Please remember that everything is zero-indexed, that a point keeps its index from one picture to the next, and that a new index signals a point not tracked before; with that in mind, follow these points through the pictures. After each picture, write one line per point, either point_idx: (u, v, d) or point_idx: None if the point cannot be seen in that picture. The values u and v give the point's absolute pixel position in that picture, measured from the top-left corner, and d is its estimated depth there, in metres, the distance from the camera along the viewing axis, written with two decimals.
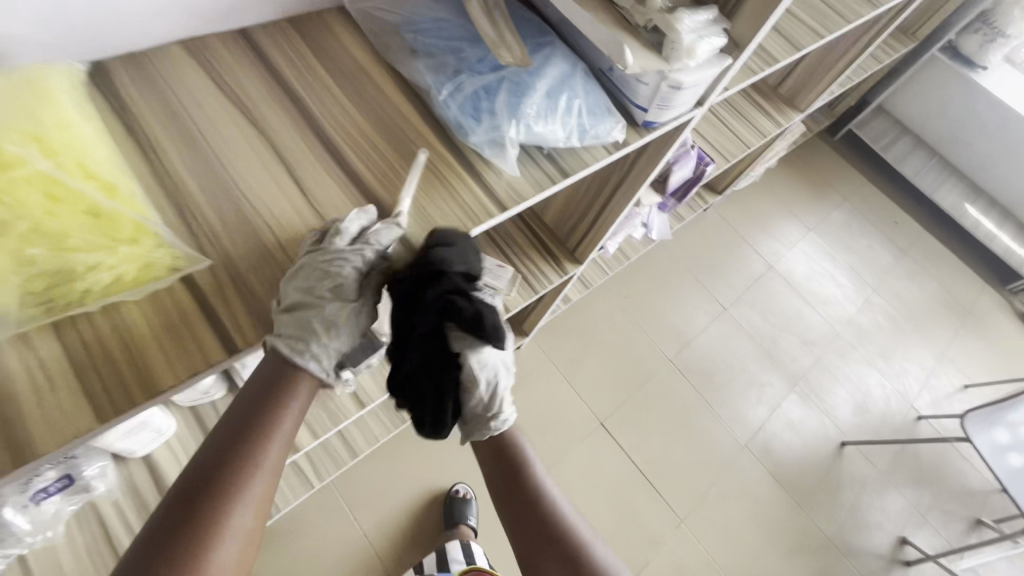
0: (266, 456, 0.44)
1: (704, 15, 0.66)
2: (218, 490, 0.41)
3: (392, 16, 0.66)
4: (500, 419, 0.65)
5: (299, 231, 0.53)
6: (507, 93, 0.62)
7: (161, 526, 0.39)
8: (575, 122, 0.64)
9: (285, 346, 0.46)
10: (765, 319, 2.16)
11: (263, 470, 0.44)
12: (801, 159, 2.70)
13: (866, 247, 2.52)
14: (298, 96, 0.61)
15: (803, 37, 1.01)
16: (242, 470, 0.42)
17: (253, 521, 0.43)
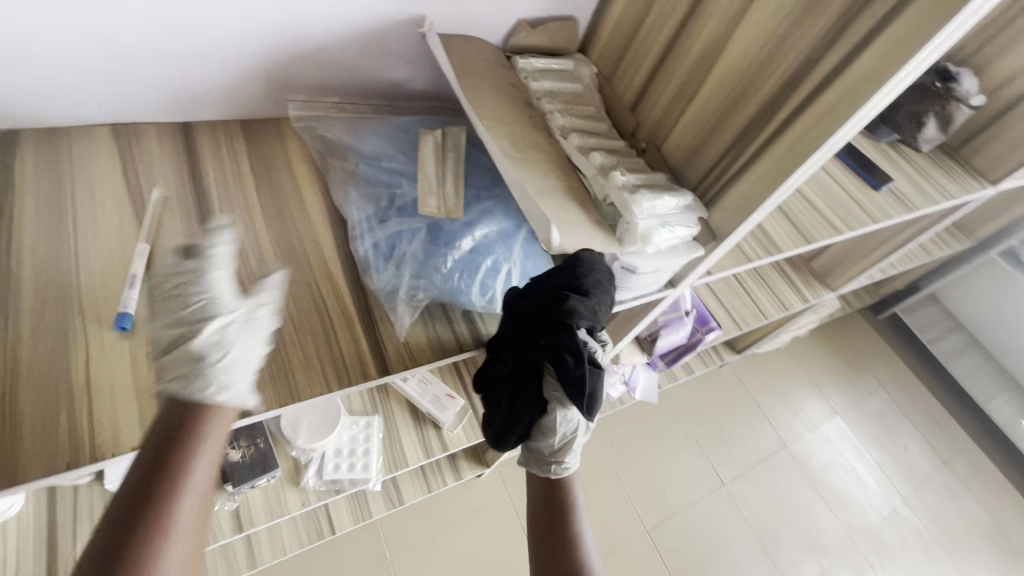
0: (182, 509, 0.39)
1: (676, 200, 0.59)
2: (134, 550, 0.37)
3: (343, 141, 0.63)
4: (562, 466, 0.62)
5: (123, 356, 0.45)
6: (425, 241, 0.57)
7: None
8: (500, 287, 0.60)
9: (175, 387, 0.43)
10: (768, 506, 1.89)
11: (186, 515, 0.39)
12: (839, 331, 2.52)
13: (901, 446, 2.24)
14: (208, 202, 0.57)
15: (818, 229, 0.92)
16: (157, 520, 0.38)
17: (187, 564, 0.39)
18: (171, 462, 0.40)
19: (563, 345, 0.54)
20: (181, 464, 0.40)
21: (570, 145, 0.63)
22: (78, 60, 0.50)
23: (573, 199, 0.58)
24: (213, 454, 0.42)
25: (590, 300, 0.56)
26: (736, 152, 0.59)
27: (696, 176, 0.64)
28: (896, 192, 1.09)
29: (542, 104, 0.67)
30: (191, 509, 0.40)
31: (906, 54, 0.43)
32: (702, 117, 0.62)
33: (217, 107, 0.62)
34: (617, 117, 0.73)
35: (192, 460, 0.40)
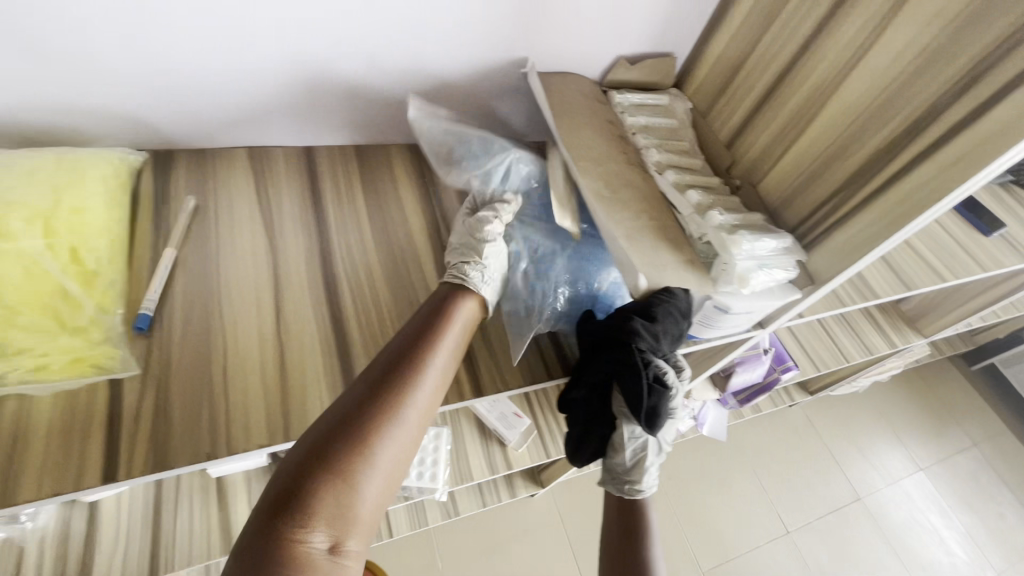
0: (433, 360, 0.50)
1: (776, 243, 0.58)
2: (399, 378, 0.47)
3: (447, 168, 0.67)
4: (637, 485, 0.63)
5: (252, 359, 0.50)
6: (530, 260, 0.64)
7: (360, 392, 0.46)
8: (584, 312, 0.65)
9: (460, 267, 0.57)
10: (837, 561, 1.77)
11: (405, 418, 0.46)
12: (925, 378, 2.32)
13: (995, 513, 2.03)
14: (326, 220, 0.62)
15: (918, 275, 0.87)
16: (386, 409, 0.45)
17: (394, 464, 0.45)
18: (407, 367, 0.47)
19: (625, 366, 0.55)
20: (412, 372, 0.47)
21: (665, 182, 0.64)
22: (232, 89, 0.57)
23: (668, 237, 0.59)
24: (435, 377, 0.49)
25: (655, 322, 0.55)
26: (842, 197, 0.58)
27: (795, 219, 0.63)
28: (1008, 238, 1.01)
29: (637, 139, 0.68)
30: (410, 415, 0.46)
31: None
32: (804, 160, 0.61)
33: (337, 133, 0.68)
34: (711, 153, 0.73)
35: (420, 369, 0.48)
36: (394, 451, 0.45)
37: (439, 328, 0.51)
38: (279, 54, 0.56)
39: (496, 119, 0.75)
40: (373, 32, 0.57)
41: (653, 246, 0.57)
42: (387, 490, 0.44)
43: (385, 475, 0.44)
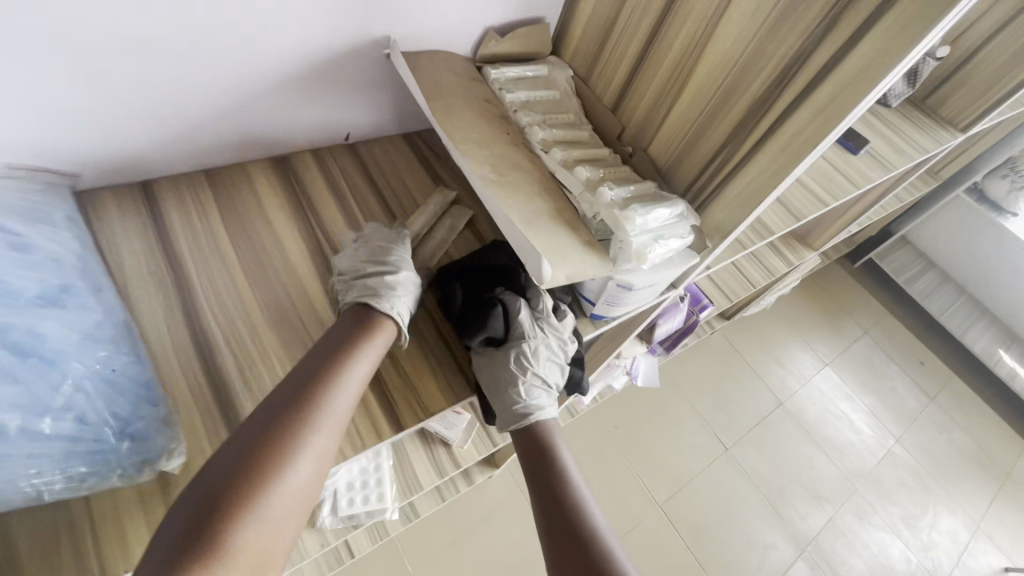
0: (335, 404, 0.41)
1: (668, 211, 0.57)
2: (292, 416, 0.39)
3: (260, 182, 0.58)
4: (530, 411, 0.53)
5: None
6: None
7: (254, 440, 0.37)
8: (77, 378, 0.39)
9: None
10: (771, 463, 1.95)
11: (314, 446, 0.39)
12: (819, 282, 2.57)
13: (889, 389, 2.32)
14: (182, 266, 0.53)
15: (804, 205, 0.92)
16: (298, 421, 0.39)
17: (312, 479, 0.39)
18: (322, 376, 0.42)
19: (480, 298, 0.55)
20: (334, 372, 0.43)
21: (553, 161, 0.60)
22: (16, 121, 0.46)
23: (569, 218, 0.56)
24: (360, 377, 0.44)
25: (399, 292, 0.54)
26: (729, 150, 0.57)
27: (687, 178, 0.63)
28: (873, 154, 1.09)
29: (520, 117, 0.64)
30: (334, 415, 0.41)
31: (902, 46, 0.42)
32: (688, 117, 0.60)
33: (178, 157, 0.58)
34: (599, 122, 0.71)
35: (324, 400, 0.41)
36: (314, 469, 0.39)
37: (366, 332, 0.46)
38: (61, 69, 0.45)
39: (365, 114, 0.67)
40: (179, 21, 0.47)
41: (556, 231, 0.53)
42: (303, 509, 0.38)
43: (296, 518, 0.37)
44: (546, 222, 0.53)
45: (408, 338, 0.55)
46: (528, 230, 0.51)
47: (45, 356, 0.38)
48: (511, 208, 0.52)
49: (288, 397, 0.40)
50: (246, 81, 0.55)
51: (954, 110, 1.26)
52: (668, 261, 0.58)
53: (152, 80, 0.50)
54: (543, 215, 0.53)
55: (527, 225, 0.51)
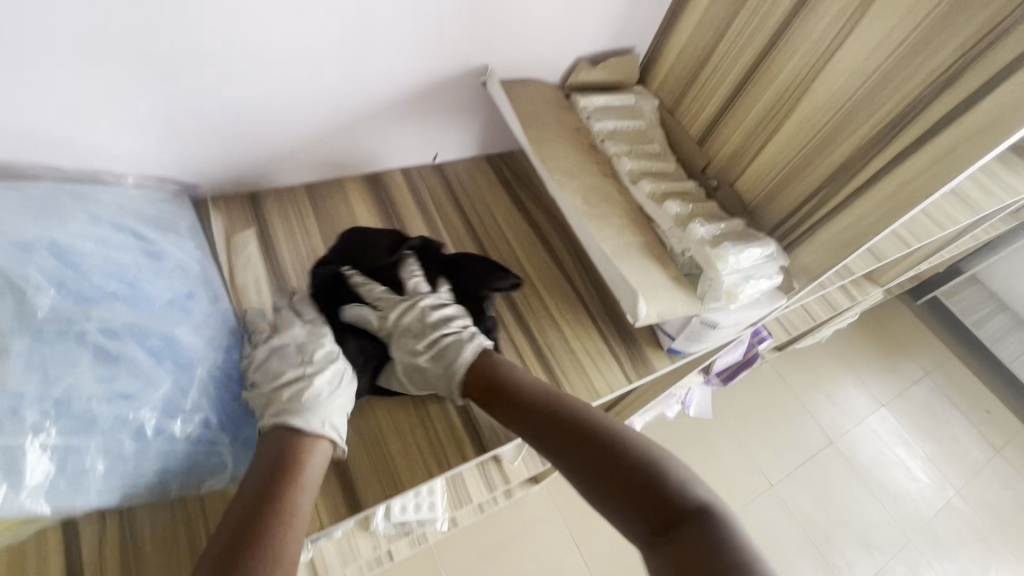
0: (295, 527, 0.37)
1: (759, 251, 0.56)
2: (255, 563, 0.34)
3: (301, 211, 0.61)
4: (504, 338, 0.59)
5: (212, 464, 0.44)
6: (96, 365, 0.36)
7: None
8: (214, 375, 0.43)
9: None
10: (818, 504, 1.87)
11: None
12: (877, 318, 2.46)
13: (951, 437, 2.18)
14: (284, 277, 0.56)
15: (885, 245, 0.89)
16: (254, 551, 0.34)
17: None
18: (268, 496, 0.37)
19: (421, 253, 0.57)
20: (283, 494, 0.37)
21: (641, 193, 0.60)
22: (155, 133, 0.50)
23: (657, 252, 0.56)
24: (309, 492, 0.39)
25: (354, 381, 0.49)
26: (826, 192, 0.56)
27: (775, 216, 0.62)
28: (958, 194, 1.05)
29: (607, 146, 0.65)
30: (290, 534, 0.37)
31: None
32: (782, 155, 0.59)
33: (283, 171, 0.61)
34: (683, 153, 0.71)
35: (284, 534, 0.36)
36: None
37: (305, 447, 0.40)
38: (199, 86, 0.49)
39: (454, 136, 0.69)
40: (305, 46, 0.50)
41: (646, 266, 0.53)
42: None
43: None
44: (636, 256, 0.53)
45: None
46: (621, 265, 0.51)
47: (182, 358, 0.41)
48: (603, 239, 0.53)
49: (238, 537, 0.35)
50: (354, 103, 0.58)
51: None
52: (756, 301, 0.58)
53: (275, 100, 0.53)
54: (634, 249, 0.54)
55: (619, 258, 0.52)
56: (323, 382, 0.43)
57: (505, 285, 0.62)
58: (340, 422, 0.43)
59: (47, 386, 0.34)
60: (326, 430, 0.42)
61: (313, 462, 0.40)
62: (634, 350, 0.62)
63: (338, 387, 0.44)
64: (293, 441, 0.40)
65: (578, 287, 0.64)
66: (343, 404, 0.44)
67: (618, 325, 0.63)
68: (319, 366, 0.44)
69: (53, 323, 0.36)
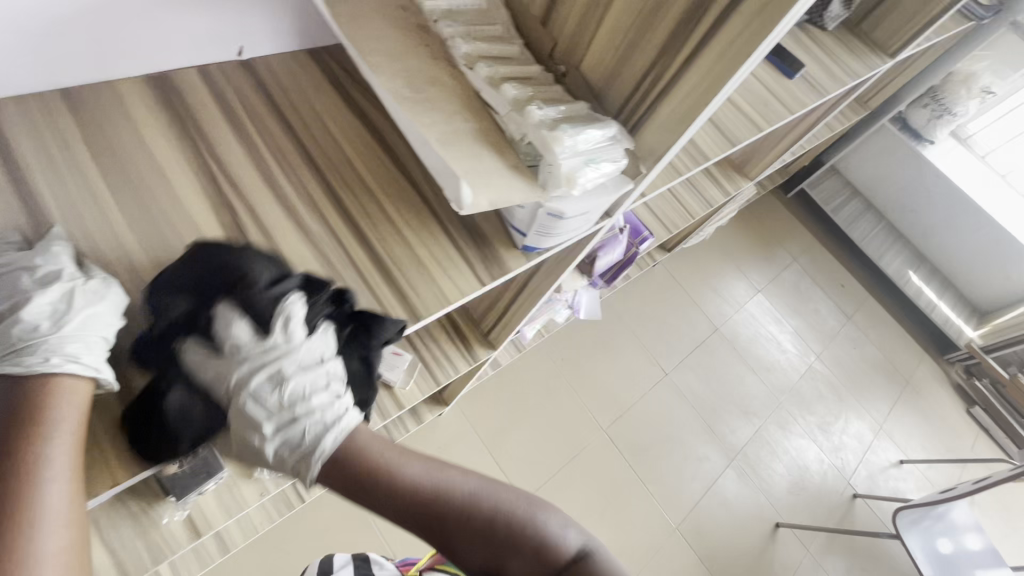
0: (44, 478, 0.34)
1: (600, 132, 0.54)
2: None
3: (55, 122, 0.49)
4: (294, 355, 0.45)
5: None
6: None
7: None
8: None
9: None
10: (705, 384, 2.08)
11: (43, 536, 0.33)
12: (754, 213, 2.66)
13: (813, 311, 2.49)
14: (42, 204, 0.45)
15: (739, 130, 0.92)
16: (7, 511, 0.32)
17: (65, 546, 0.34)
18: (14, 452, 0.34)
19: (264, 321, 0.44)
20: (31, 449, 0.35)
21: (478, 78, 0.54)
22: None
23: (495, 142, 0.51)
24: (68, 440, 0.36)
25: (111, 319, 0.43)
26: (661, 65, 0.54)
27: (619, 99, 0.59)
28: (807, 78, 1.09)
29: (440, 27, 0.57)
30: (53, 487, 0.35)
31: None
32: (621, 29, 0.56)
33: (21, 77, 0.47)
34: (529, 36, 0.65)
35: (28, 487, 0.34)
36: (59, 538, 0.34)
37: (43, 393, 0.36)
38: None
39: (260, 26, 0.58)
40: None
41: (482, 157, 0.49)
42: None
43: None
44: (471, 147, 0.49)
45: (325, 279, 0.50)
46: (451, 154, 0.46)
47: None
48: (430, 128, 0.47)
49: None
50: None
51: (886, 34, 1.28)
52: (602, 185, 0.56)
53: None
54: (468, 139, 0.49)
55: (449, 149, 0.47)
56: (46, 311, 0.38)
57: (337, 195, 0.55)
58: (84, 351, 0.38)
59: None
60: (61, 365, 0.37)
61: (59, 405, 0.36)
62: (486, 251, 0.59)
63: (76, 315, 0.39)
64: (24, 389, 0.36)
65: (421, 188, 0.60)
66: (83, 329, 0.39)
67: (467, 225, 0.59)
68: (34, 293, 0.38)
69: None
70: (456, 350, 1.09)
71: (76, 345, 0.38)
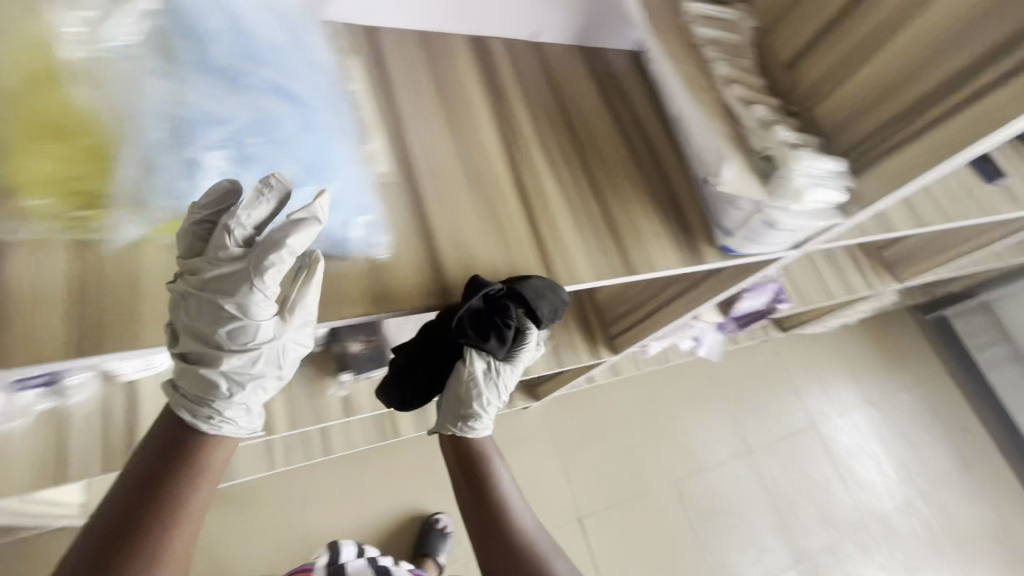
0: (192, 496, 0.44)
1: (829, 165, 0.61)
2: (144, 522, 0.42)
3: (410, 51, 0.65)
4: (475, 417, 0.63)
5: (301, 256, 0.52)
6: (219, 126, 0.47)
7: (102, 539, 0.42)
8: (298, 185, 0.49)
9: None
10: (788, 475, 1.98)
11: (173, 548, 0.43)
12: (883, 325, 2.51)
13: (926, 444, 2.28)
14: (394, 101, 0.60)
15: (928, 214, 0.94)
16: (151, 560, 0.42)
17: (184, 552, 0.44)
18: (165, 498, 0.43)
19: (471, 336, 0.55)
20: (186, 479, 0.44)
21: (732, 94, 0.64)
22: None
23: (738, 145, 0.60)
24: (204, 496, 0.46)
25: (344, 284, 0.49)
26: (904, 120, 0.61)
27: (847, 143, 0.66)
28: (1007, 190, 1.08)
29: (707, 50, 0.68)
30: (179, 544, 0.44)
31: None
32: (873, 81, 0.63)
33: (400, 11, 0.64)
34: (770, 78, 0.74)
35: (177, 503, 0.44)
36: (182, 546, 0.44)
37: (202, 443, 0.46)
38: None
39: (559, 19, 0.72)
40: None
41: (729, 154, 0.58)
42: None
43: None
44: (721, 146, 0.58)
45: (565, 217, 0.62)
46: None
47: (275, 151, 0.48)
48: None
49: (128, 503, 0.43)
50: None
51: None
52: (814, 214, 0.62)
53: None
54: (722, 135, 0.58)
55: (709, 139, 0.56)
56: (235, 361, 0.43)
57: (585, 160, 0.67)
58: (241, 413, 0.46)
59: (179, 120, 0.45)
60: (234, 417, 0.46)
61: (211, 454, 0.46)
62: (690, 241, 0.67)
63: (252, 383, 0.45)
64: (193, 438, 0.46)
65: (646, 174, 0.70)
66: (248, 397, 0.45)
67: (678, 217, 0.68)
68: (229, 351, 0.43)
69: (203, 84, 0.47)
70: (582, 343, 1.18)
71: (239, 410, 0.46)
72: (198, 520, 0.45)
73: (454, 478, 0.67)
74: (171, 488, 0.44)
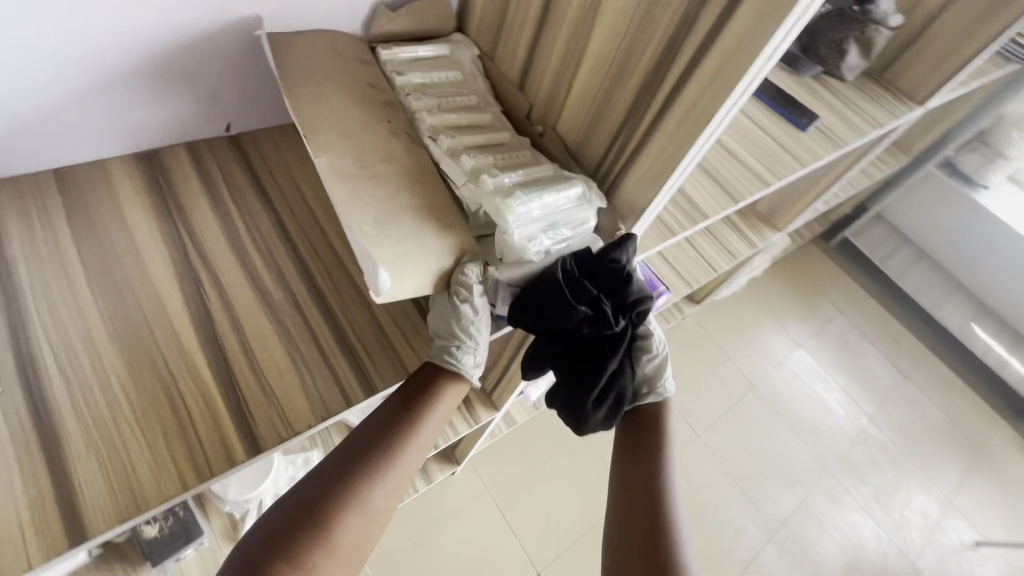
0: (389, 475, 0.44)
1: (562, 196, 0.53)
2: (376, 451, 0.45)
3: (41, 195, 0.52)
4: None
5: None
6: None
7: (335, 458, 0.44)
8: None
9: None
10: (741, 446, 1.93)
11: (376, 503, 0.43)
12: (792, 262, 2.53)
13: (865, 368, 2.29)
14: (11, 274, 0.47)
15: (741, 185, 0.89)
16: (338, 526, 0.41)
17: (385, 507, 0.44)
18: (389, 438, 0.46)
19: None
20: (393, 453, 0.45)
21: (442, 149, 0.55)
22: None
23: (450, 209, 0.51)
24: (411, 459, 0.46)
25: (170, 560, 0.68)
26: (630, 127, 0.53)
27: (591, 162, 0.59)
28: (823, 130, 1.05)
29: (411, 101, 0.58)
30: (412, 457, 0.47)
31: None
32: (590, 86, 0.55)
33: (17, 155, 0.50)
34: (506, 105, 0.66)
35: (401, 443, 0.46)
36: (386, 502, 0.44)
37: (444, 384, 0.50)
38: None
39: (246, 104, 0.61)
40: None
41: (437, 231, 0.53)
42: (388, 508, 0.44)
43: (380, 519, 0.43)
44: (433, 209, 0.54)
45: (280, 351, 0.50)
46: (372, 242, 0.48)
47: None
48: None
49: (374, 434, 0.46)
50: (98, 60, 0.48)
51: (913, 83, 1.21)
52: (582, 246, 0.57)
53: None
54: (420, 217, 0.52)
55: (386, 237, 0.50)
56: None
57: (304, 260, 0.56)
58: None
59: None
60: None
61: (437, 403, 0.49)
62: None
63: None
64: None
65: None
66: None
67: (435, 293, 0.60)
68: None
69: None
70: (457, 411, 1.06)
71: None
72: (393, 499, 0.45)
73: (627, 441, 0.60)
74: (376, 454, 0.45)
